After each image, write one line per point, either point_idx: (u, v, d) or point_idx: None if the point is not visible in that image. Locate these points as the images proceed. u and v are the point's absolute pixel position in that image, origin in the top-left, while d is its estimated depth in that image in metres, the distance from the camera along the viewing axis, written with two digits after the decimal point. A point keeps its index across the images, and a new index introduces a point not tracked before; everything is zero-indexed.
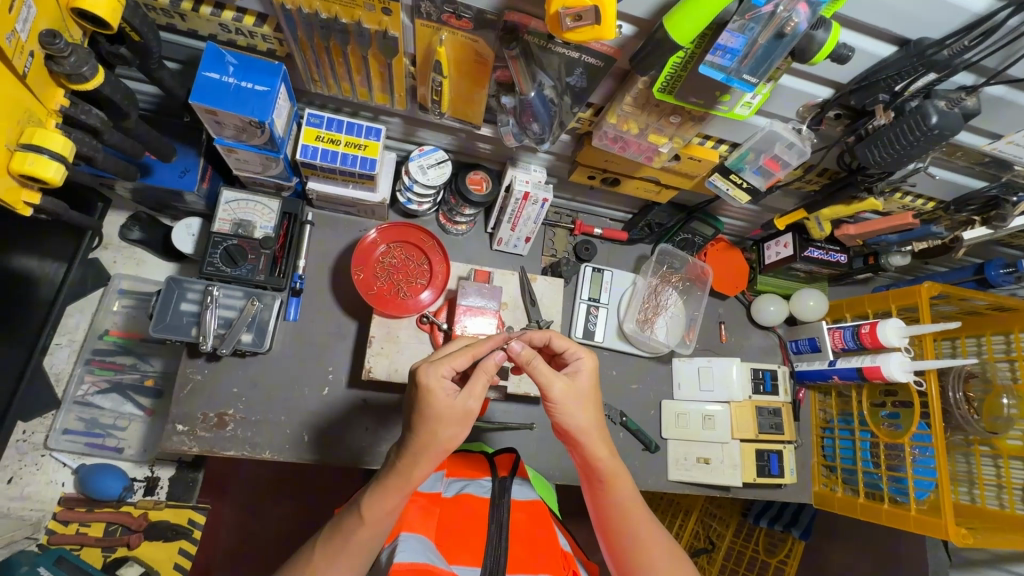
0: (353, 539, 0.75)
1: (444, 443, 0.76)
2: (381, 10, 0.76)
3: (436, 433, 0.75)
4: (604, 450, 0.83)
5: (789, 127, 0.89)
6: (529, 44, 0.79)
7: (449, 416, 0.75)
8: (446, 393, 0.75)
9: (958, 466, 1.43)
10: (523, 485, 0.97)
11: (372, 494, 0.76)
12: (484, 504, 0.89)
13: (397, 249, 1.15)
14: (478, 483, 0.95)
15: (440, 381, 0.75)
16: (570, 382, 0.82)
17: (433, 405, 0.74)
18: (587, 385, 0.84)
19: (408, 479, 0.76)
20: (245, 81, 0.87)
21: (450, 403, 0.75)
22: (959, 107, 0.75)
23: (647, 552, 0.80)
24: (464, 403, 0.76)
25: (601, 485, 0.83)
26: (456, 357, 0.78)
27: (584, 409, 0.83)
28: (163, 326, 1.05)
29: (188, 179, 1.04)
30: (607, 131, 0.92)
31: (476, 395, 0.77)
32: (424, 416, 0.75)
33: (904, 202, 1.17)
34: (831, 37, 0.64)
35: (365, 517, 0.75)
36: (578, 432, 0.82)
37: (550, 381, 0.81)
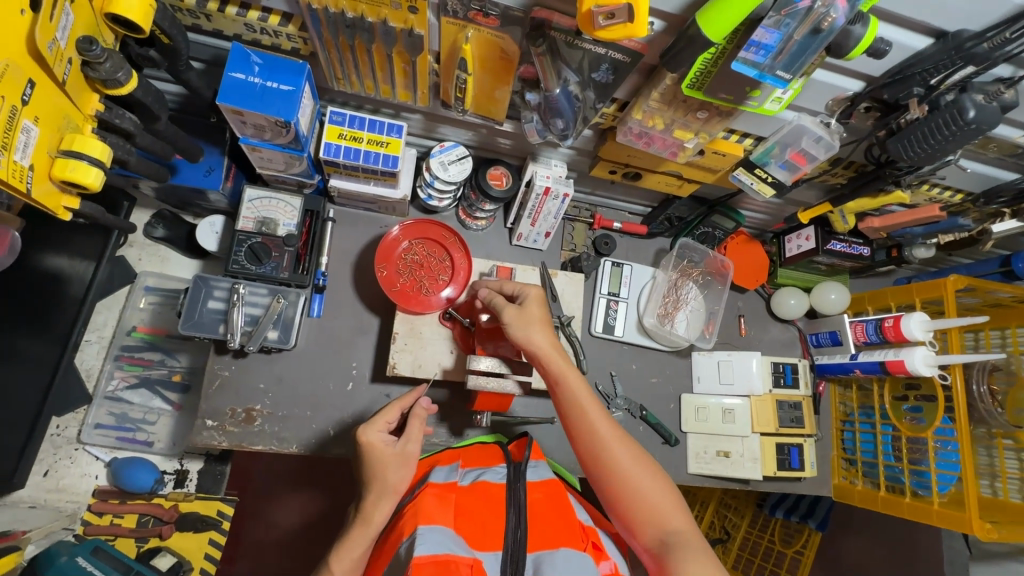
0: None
1: (393, 486, 0.87)
2: (407, 8, 0.76)
3: (384, 478, 0.87)
4: (555, 355, 0.89)
5: (817, 120, 0.89)
6: (555, 40, 0.78)
7: (394, 461, 0.89)
8: (385, 443, 0.90)
9: (980, 459, 1.43)
10: (538, 467, 0.98)
11: (338, 549, 0.84)
12: (500, 490, 0.91)
13: (419, 246, 1.16)
14: (494, 470, 0.96)
15: (379, 438, 0.91)
16: (518, 309, 0.92)
17: (378, 456, 0.89)
18: (538, 311, 0.93)
19: (370, 525, 0.85)
20: (271, 80, 0.88)
21: (389, 450, 0.90)
22: (997, 101, 0.73)
23: (607, 449, 0.84)
24: (403, 447, 0.91)
25: (557, 389, 0.89)
26: (388, 412, 0.95)
27: (533, 325, 0.91)
28: (191, 324, 1.07)
29: (213, 178, 1.05)
30: (632, 127, 0.91)
31: (412, 438, 0.92)
32: (371, 470, 0.89)
33: (932, 194, 1.15)
34: (869, 32, 0.62)
35: (336, 570, 0.81)
36: (530, 347, 0.90)
37: (501, 310, 0.93)
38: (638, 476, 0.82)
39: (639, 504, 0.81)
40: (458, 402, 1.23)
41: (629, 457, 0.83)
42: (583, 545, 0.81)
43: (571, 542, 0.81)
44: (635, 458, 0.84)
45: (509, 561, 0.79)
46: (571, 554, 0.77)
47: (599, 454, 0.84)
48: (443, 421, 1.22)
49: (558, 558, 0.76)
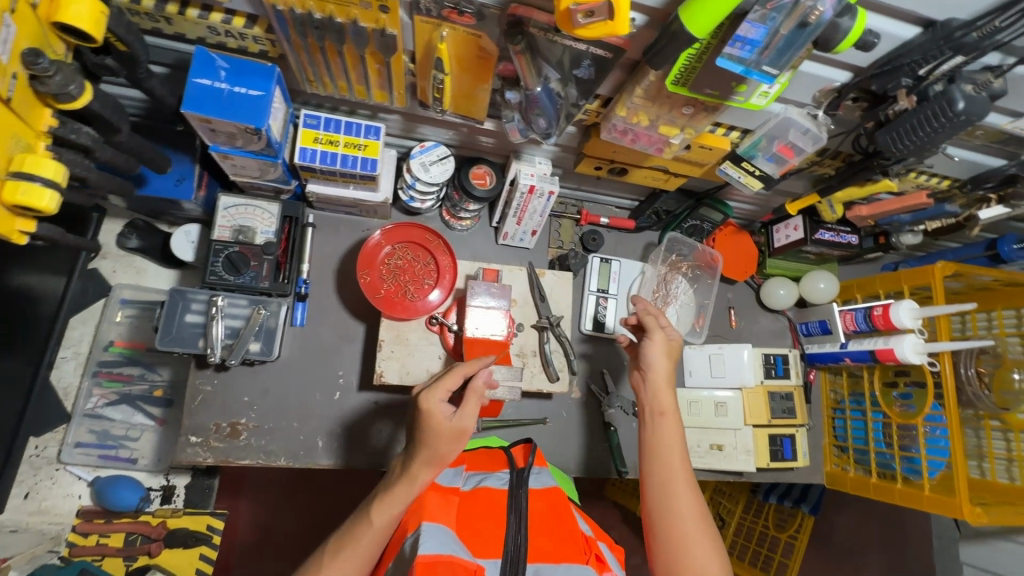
0: (363, 542, 0.79)
1: (440, 458, 0.82)
2: (378, 8, 0.72)
3: (436, 452, 0.81)
4: (665, 388, 0.94)
5: (804, 113, 0.87)
6: (533, 37, 0.76)
7: (445, 438, 0.81)
8: (442, 417, 0.81)
9: (967, 440, 1.46)
10: (540, 473, 0.98)
11: (381, 500, 0.82)
12: (501, 495, 0.89)
13: (402, 250, 1.13)
14: (495, 476, 0.95)
15: (439, 407, 0.82)
16: (666, 339, 0.99)
17: (431, 427, 0.81)
18: (673, 348, 0.99)
19: (413, 485, 0.81)
20: (238, 86, 0.84)
21: (445, 424, 0.81)
22: (985, 91, 0.72)
23: (675, 494, 0.83)
24: (459, 423, 0.82)
25: (655, 419, 0.91)
26: (448, 379, 0.85)
27: (661, 353, 0.97)
28: (169, 338, 1.03)
29: (184, 187, 1.01)
30: (616, 124, 0.89)
31: (469, 415, 0.83)
32: (424, 438, 0.81)
33: (919, 181, 1.13)
34: (856, 24, 0.60)
35: (375, 523, 0.80)
36: (655, 372, 0.95)
37: (650, 333, 0.99)
38: (694, 534, 0.80)
39: (687, 559, 0.78)
40: None
41: (693, 509, 0.82)
42: (585, 558, 0.80)
43: (572, 557, 0.79)
44: (697, 516, 0.81)
45: (508, 564, 0.77)
46: (573, 569, 0.77)
47: (664, 495, 0.83)
48: None
49: (560, 572, 0.76)
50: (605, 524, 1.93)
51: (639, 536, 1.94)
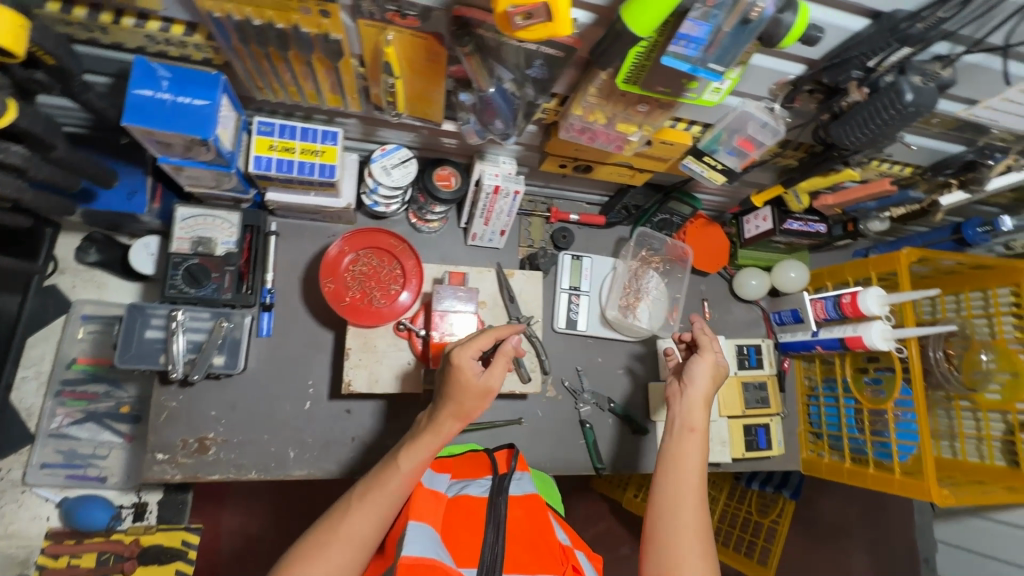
0: (390, 485, 0.85)
1: (464, 412, 0.89)
2: (319, 13, 0.70)
3: (461, 403, 0.89)
4: (700, 408, 0.95)
5: (762, 106, 0.87)
6: (482, 38, 0.74)
7: (471, 393, 0.89)
8: (472, 373, 0.89)
9: (939, 421, 1.49)
10: (522, 479, 0.96)
11: (409, 446, 0.88)
12: (482, 504, 0.88)
13: (366, 256, 1.11)
14: (477, 484, 0.94)
15: (470, 364, 0.89)
16: (714, 362, 1.02)
17: (460, 382, 0.88)
18: (717, 376, 1.01)
19: (438, 435, 0.88)
20: (182, 96, 0.81)
21: (473, 381, 0.89)
22: (935, 81, 0.72)
23: (685, 514, 0.84)
24: (485, 381, 0.90)
25: (683, 435, 0.93)
26: (481, 339, 0.92)
27: (704, 379, 0.99)
28: (128, 356, 1.01)
29: (137, 201, 0.99)
30: (573, 123, 0.88)
31: (496, 375, 0.91)
32: (453, 390, 0.89)
33: (882, 169, 1.14)
34: (799, 19, 0.59)
35: (404, 467, 0.86)
36: (694, 391, 0.98)
37: (701, 352, 1.02)
38: (693, 555, 0.81)
39: None
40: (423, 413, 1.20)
41: (697, 531, 0.83)
42: (561, 570, 0.81)
43: (549, 568, 0.81)
44: (699, 539, 0.82)
45: (483, 569, 0.79)
46: None
47: (673, 511, 0.85)
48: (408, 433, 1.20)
49: None
50: (592, 517, 1.94)
51: (626, 527, 1.96)
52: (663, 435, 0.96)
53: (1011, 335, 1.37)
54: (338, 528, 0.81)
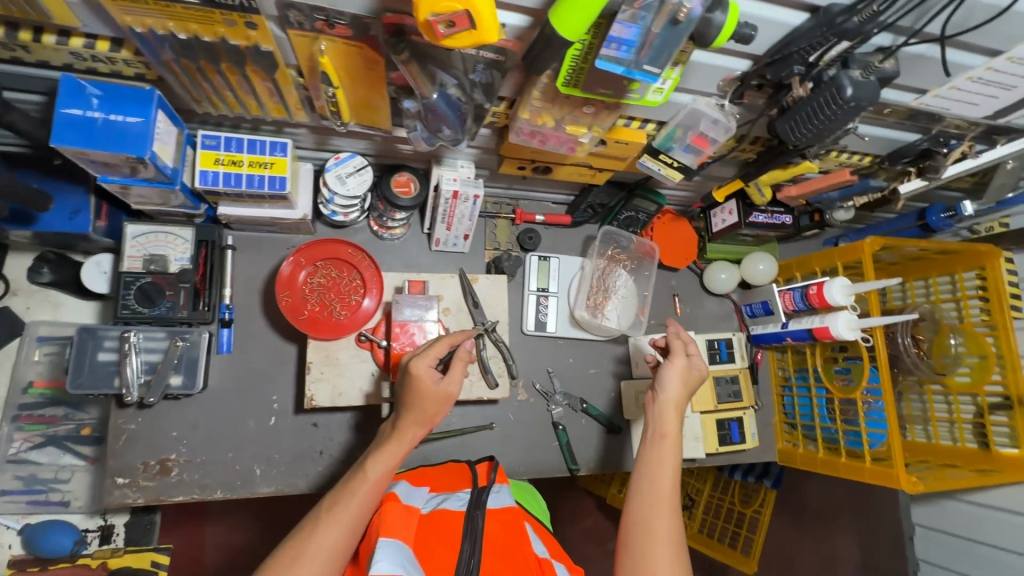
0: (358, 495, 0.82)
1: (427, 417, 0.88)
2: (244, 25, 0.67)
3: (421, 409, 0.88)
4: (672, 413, 0.95)
5: (712, 103, 0.86)
6: (418, 45, 0.72)
7: (432, 398, 0.88)
8: (431, 379, 0.89)
9: (912, 406, 1.49)
10: (502, 491, 0.93)
11: (375, 455, 0.86)
12: (459, 518, 0.86)
13: (325, 267, 1.09)
14: (455, 497, 0.92)
15: (428, 372, 0.89)
16: (686, 365, 1.01)
17: (419, 388, 0.88)
18: (693, 378, 1.01)
19: (403, 442, 0.88)
20: (114, 113, 0.78)
21: (433, 386, 0.88)
22: (876, 74, 0.71)
23: (660, 520, 0.84)
24: (445, 387, 0.89)
25: (656, 442, 0.93)
26: (436, 347, 0.92)
27: (676, 381, 0.99)
28: (80, 381, 0.98)
29: (81, 219, 0.97)
30: (522, 127, 0.86)
31: (455, 379, 0.90)
32: (413, 398, 0.88)
33: (841, 160, 1.13)
34: (729, 18, 0.58)
35: (371, 475, 0.84)
36: (666, 395, 0.97)
37: (675, 355, 1.02)
38: (667, 560, 0.80)
39: None
40: None
41: (670, 537, 0.82)
42: None
43: None
44: (672, 545, 0.82)
45: None
46: None
47: (646, 518, 0.84)
48: None
49: None
50: (578, 514, 1.94)
51: (614, 521, 1.96)
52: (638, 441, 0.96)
53: (978, 318, 1.37)
54: (308, 543, 0.77)
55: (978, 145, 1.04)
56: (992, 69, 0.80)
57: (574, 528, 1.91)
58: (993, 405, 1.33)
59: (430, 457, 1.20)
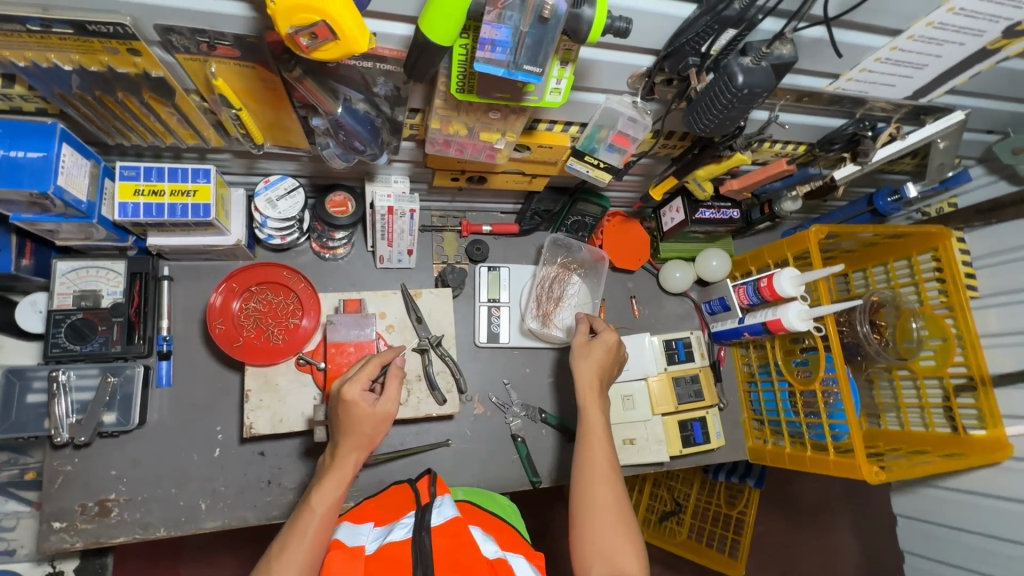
0: (309, 532, 0.79)
1: (368, 440, 0.86)
2: (127, 52, 0.67)
3: (360, 433, 0.85)
4: (591, 401, 1.00)
5: (625, 100, 0.85)
6: (310, 61, 0.71)
7: (370, 420, 0.86)
8: (365, 400, 0.86)
9: (882, 393, 1.45)
10: (445, 503, 0.84)
11: (319, 488, 0.83)
12: (405, 548, 0.76)
13: (261, 292, 1.08)
14: (400, 525, 0.82)
15: (361, 394, 0.86)
16: (584, 341, 1.09)
17: (355, 413, 0.85)
18: (602, 354, 1.06)
19: (345, 468, 0.85)
20: (15, 149, 0.77)
21: (369, 406, 0.86)
22: (768, 59, 0.70)
23: (599, 489, 0.89)
24: (382, 407, 0.87)
25: (584, 433, 0.97)
26: (368, 367, 0.89)
27: (585, 358, 1.05)
28: (8, 425, 0.96)
29: (3, 258, 0.96)
30: (435, 137, 0.86)
31: (391, 398, 0.88)
32: (349, 425, 0.85)
33: (776, 150, 1.12)
34: (597, 13, 0.57)
35: (318, 509, 0.81)
36: (579, 377, 1.03)
37: (575, 337, 1.11)
38: (611, 526, 0.85)
39: (609, 545, 0.83)
40: None
41: (610, 502, 0.87)
42: None
43: None
44: (613, 511, 0.86)
45: None
46: None
47: (587, 494, 0.89)
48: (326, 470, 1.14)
49: None
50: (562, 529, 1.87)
51: None
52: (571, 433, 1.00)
53: (936, 300, 1.36)
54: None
55: (906, 127, 1.03)
56: (896, 49, 0.80)
57: (563, 541, 1.80)
58: (959, 387, 1.32)
59: (385, 480, 1.17)
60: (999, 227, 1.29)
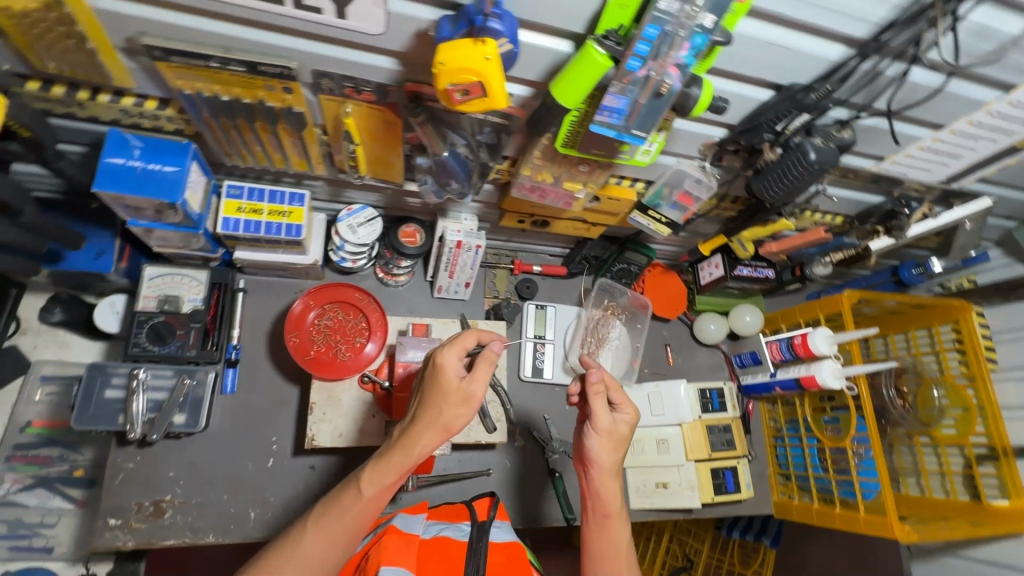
0: (349, 513, 0.75)
1: (446, 423, 0.76)
2: (282, 89, 0.77)
3: (438, 411, 0.76)
4: (615, 491, 0.93)
5: (694, 164, 0.95)
6: (433, 109, 0.81)
7: (451, 397, 0.76)
8: (456, 374, 0.78)
9: (903, 459, 1.49)
10: (503, 525, 0.88)
11: (372, 470, 0.76)
12: (461, 549, 0.80)
13: (332, 310, 1.15)
14: (456, 527, 0.87)
15: (453, 366, 0.78)
16: (612, 423, 0.95)
17: (439, 385, 0.76)
18: (621, 436, 0.96)
19: (409, 454, 0.76)
20: (154, 163, 0.86)
21: (457, 382, 0.77)
22: (835, 141, 0.81)
23: None
24: (469, 386, 0.77)
25: (600, 523, 0.92)
26: (467, 336, 0.81)
27: (614, 448, 0.95)
28: (85, 417, 1.00)
29: (105, 261, 1.01)
30: (524, 182, 0.95)
31: (481, 380, 0.77)
32: (431, 394, 0.77)
33: (816, 219, 1.22)
34: (704, 93, 0.68)
35: (364, 494, 0.75)
36: (601, 463, 0.94)
37: (597, 410, 0.94)
38: None
39: None
40: None
41: None
42: None
43: None
44: None
45: None
46: None
47: None
48: None
49: None
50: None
51: None
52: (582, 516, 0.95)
53: (957, 371, 1.41)
54: (292, 556, 0.73)
55: (938, 207, 1.14)
56: (938, 140, 0.91)
57: None
58: (981, 456, 1.36)
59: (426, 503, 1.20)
60: (1015, 306, 1.39)
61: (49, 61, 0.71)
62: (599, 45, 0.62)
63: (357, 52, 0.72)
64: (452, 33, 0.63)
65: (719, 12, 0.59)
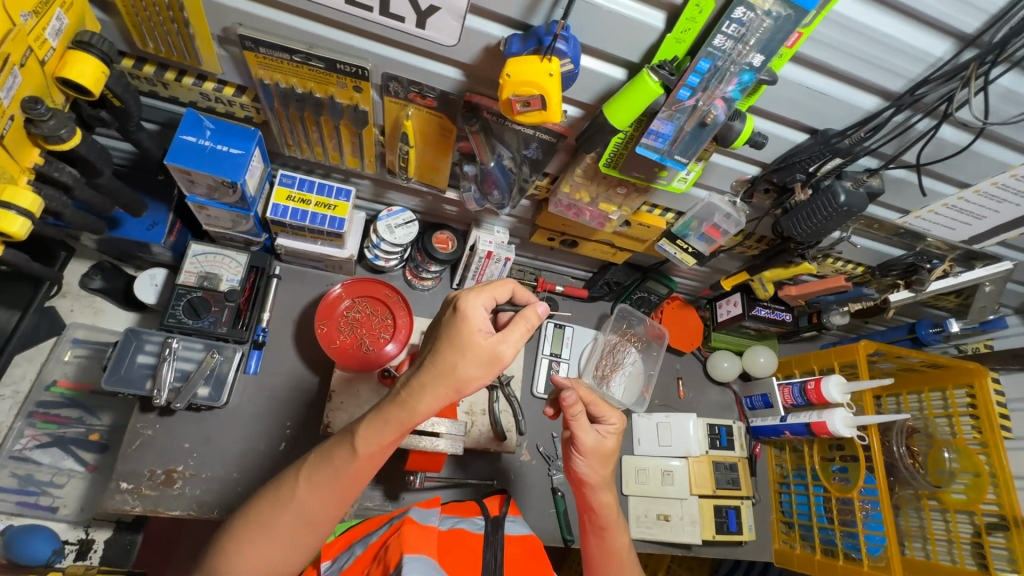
0: (342, 474, 0.77)
1: (458, 379, 0.76)
2: (353, 88, 0.83)
3: (454, 366, 0.75)
4: (611, 502, 0.95)
5: (725, 199, 0.98)
6: (488, 121, 0.86)
7: (473, 353, 0.75)
8: (481, 328, 0.76)
9: (909, 521, 1.45)
10: (516, 521, 0.92)
11: (370, 426, 0.77)
12: (478, 540, 0.83)
13: (361, 303, 1.19)
14: (471, 521, 0.89)
15: (481, 317, 0.76)
16: (599, 437, 0.95)
17: (464, 335, 0.75)
18: (609, 448, 0.95)
19: (412, 414, 0.77)
20: (221, 144, 0.92)
21: (481, 337, 0.75)
22: (864, 187, 0.85)
23: None
24: (495, 346, 0.76)
25: (597, 535, 0.95)
26: (499, 288, 0.81)
27: (600, 462, 0.95)
28: (115, 378, 1.04)
29: (156, 232, 1.07)
30: (562, 199, 1.00)
31: (510, 342, 0.77)
32: (450, 345, 0.75)
33: (837, 266, 1.25)
34: (746, 127, 0.73)
35: (360, 452, 0.76)
36: (588, 477, 0.95)
37: (581, 430, 0.93)
38: None
39: None
40: (392, 464, 1.18)
41: None
42: None
43: None
44: None
45: None
46: None
47: None
48: (377, 483, 1.18)
49: None
50: None
51: None
52: (582, 531, 0.97)
53: (970, 435, 1.40)
54: (288, 505, 0.76)
55: (958, 267, 1.17)
56: (963, 198, 0.95)
57: None
58: (990, 525, 1.31)
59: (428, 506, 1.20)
60: None
61: (150, 40, 0.78)
62: (653, 73, 0.68)
63: (427, 60, 0.79)
64: (520, 49, 0.68)
65: (768, 53, 0.64)
